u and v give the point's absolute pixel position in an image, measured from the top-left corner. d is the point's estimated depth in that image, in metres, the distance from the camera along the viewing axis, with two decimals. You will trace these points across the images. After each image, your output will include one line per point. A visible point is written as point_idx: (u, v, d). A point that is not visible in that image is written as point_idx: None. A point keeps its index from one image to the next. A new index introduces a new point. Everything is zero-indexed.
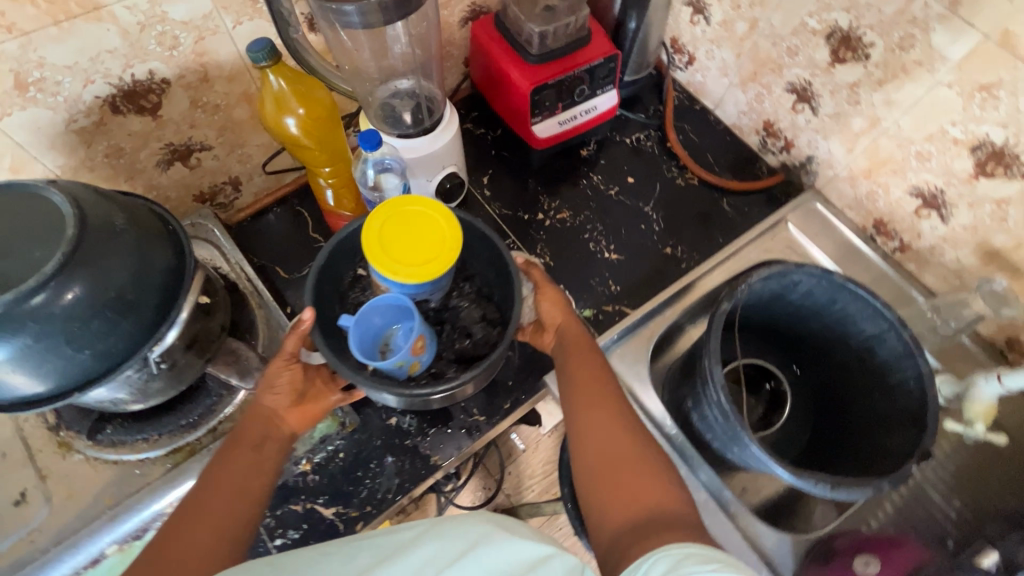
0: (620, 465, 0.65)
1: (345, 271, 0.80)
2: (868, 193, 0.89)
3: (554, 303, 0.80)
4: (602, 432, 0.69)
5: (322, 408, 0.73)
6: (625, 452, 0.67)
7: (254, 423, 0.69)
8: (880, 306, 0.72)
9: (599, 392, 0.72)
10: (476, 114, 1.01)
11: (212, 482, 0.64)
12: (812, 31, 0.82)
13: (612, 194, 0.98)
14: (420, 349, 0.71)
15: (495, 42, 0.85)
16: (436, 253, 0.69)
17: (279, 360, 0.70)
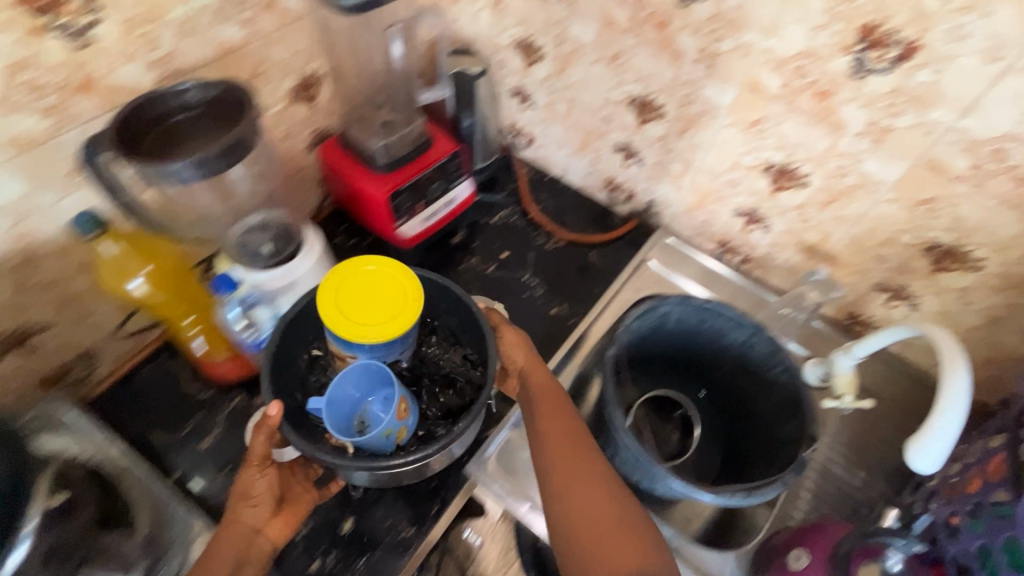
0: (600, 522, 0.67)
1: (299, 352, 0.78)
2: (705, 221, 1.02)
3: (518, 351, 0.81)
4: (580, 487, 0.70)
5: (302, 509, 0.74)
6: (602, 508, 0.68)
7: (223, 543, 0.66)
8: (738, 316, 0.82)
9: (572, 442, 0.73)
10: (345, 227, 1.02)
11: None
12: (617, 101, 0.96)
13: (490, 271, 1.04)
14: (404, 413, 0.71)
15: (344, 161, 0.90)
16: (399, 309, 0.71)
17: (252, 466, 0.68)
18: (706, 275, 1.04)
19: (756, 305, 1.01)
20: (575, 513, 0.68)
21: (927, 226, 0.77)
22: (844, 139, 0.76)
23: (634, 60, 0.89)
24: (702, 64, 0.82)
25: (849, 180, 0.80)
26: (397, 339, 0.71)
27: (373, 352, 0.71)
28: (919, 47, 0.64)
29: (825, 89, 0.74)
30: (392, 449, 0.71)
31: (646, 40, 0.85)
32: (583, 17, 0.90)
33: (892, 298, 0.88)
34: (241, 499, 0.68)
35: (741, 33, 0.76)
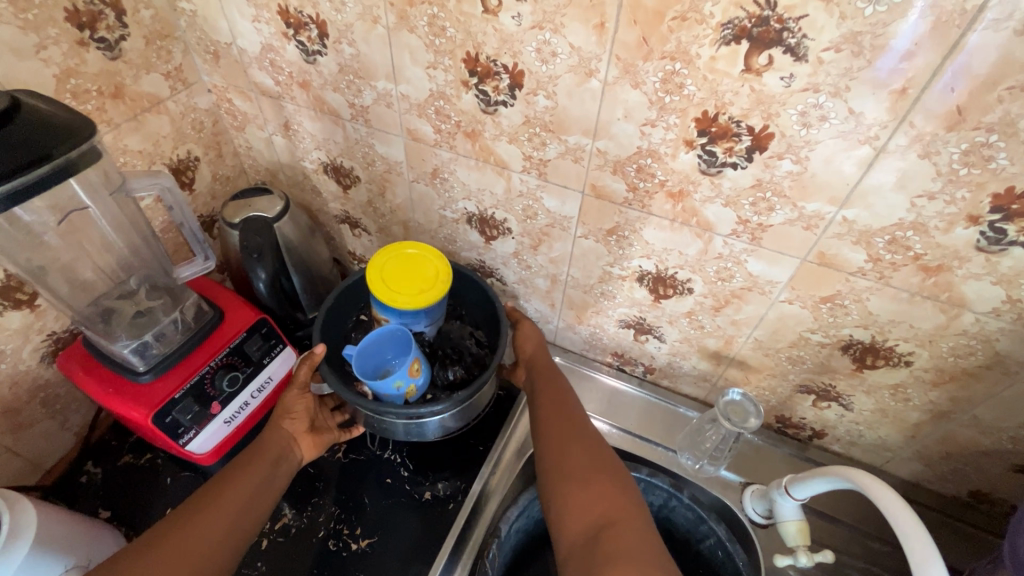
0: (588, 471, 0.62)
1: (348, 317, 0.78)
2: (591, 335, 0.84)
3: (525, 336, 0.79)
4: (567, 441, 0.65)
5: (326, 441, 0.72)
6: (588, 459, 0.63)
7: (261, 444, 0.65)
8: (649, 476, 0.67)
9: (564, 403, 0.70)
10: (136, 437, 0.77)
11: (207, 496, 0.58)
12: (454, 220, 0.79)
13: (341, 456, 0.78)
14: (417, 373, 0.65)
15: (88, 373, 0.66)
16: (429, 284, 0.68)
17: (294, 388, 0.70)
18: (608, 397, 0.86)
19: (674, 424, 0.83)
20: (559, 463, 0.63)
21: (838, 324, 0.62)
22: (717, 240, 0.61)
23: (456, 175, 0.72)
24: (533, 173, 0.66)
25: (736, 283, 0.64)
26: (424, 310, 0.68)
27: (402, 318, 0.68)
28: (770, 135, 0.50)
29: (677, 190, 0.59)
30: (403, 403, 0.66)
31: (462, 152, 0.68)
32: (384, 134, 0.72)
33: (819, 399, 0.72)
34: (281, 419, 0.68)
35: (563, 137, 0.60)
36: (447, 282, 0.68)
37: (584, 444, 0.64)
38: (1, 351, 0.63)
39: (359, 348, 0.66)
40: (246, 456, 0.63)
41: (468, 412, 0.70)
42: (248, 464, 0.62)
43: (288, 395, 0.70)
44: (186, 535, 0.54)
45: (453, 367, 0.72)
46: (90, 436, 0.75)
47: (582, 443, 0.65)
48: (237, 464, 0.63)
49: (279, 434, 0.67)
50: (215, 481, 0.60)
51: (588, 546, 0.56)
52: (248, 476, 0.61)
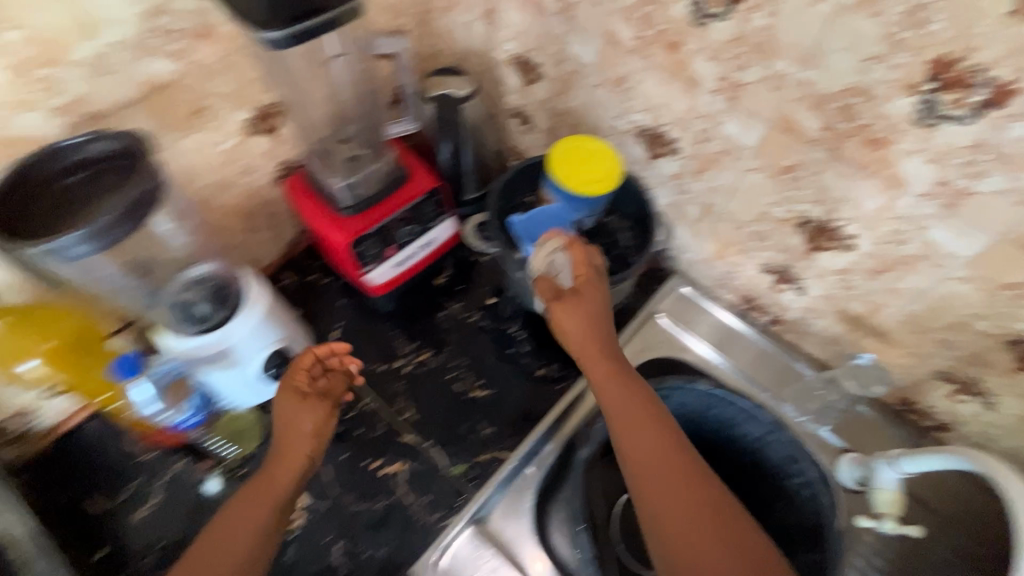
0: (715, 565, 0.54)
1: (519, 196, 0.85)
2: (726, 273, 0.85)
3: (575, 321, 0.67)
4: (686, 517, 0.56)
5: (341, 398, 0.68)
6: (713, 542, 0.55)
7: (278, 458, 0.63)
8: (754, 409, 0.67)
9: (656, 466, 0.59)
10: (321, 263, 0.95)
11: (226, 529, 0.58)
12: (624, 131, 0.81)
13: (475, 320, 0.90)
14: None
15: (306, 198, 0.81)
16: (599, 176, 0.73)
17: (313, 406, 0.65)
18: (724, 336, 0.88)
19: (784, 376, 0.84)
20: (681, 548, 0.55)
21: (1012, 315, 0.59)
22: (903, 199, 0.59)
23: (642, 85, 0.74)
24: (723, 95, 0.66)
25: (909, 248, 0.62)
26: (588, 201, 0.74)
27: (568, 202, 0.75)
28: (1015, 91, 0.47)
29: (878, 137, 0.57)
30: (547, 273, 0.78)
31: (656, 63, 0.70)
32: (582, 33, 0.75)
33: (957, 390, 0.69)
34: (293, 429, 0.64)
35: (769, 61, 0.59)
36: (614, 181, 0.72)
37: (709, 520, 0.56)
38: (252, 166, 0.80)
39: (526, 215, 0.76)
40: (251, 495, 0.60)
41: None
42: (248, 511, 0.59)
43: (308, 414, 0.64)
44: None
45: None
46: (293, 253, 0.94)
47: (702, 517, 0.56)
48: (254, 484, 0.61)
49: (294, 441, 0.64)
50: (218, 522, 0.59)
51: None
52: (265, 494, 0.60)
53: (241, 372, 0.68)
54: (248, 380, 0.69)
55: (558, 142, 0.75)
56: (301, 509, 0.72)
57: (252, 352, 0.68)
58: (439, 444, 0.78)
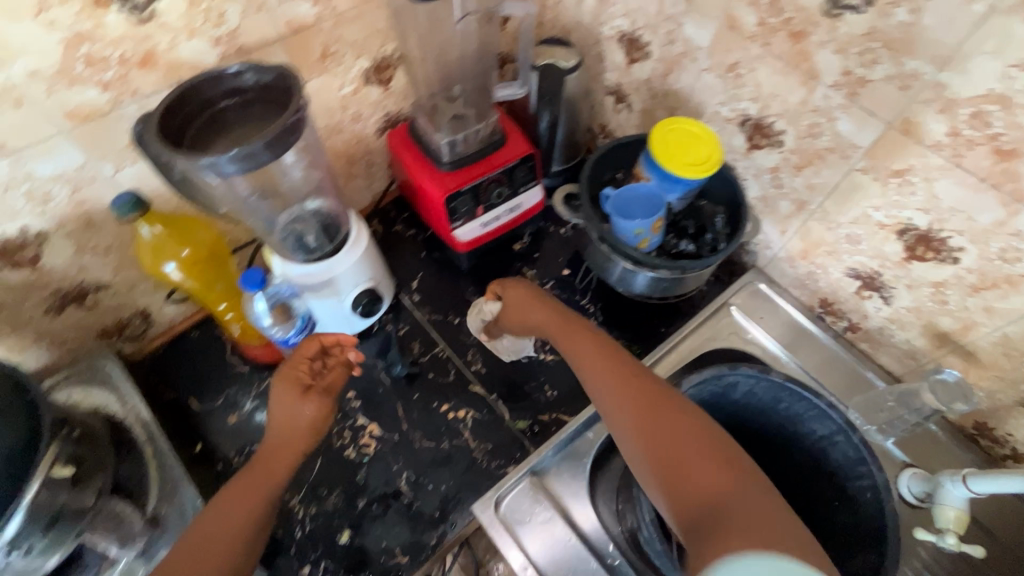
0: (679, 450, 0.52)
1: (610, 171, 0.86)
2: (808, 274, 0.85)
3: (524, 301, 0.77)
4: (652, 410, 0.56)
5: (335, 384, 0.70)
6: (675, 427, 0.54)
7: (271, 454, 0.64)
8: (826, 406, 0.66)
9: (626, 376, 0.61)
10: (407, 215, 0.99)
11: (216, 520, 0.57)
12: (726, 119, 0.81)
13: (549, 288, 0.93)
14: (656, 230, 0.76)
15: (407, 150, 0.85)
16: (699, 160, 0.73)
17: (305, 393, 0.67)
18: (795, 337, 0.88)
19: (853, 383, 0.83)
20: (648, 440, 0.54)
21: None
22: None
23: (755, 74, 0.73)
24: (843, 90, 0.65)
25: (1019, 268, 0.60)
26: (684, 182, 0.74)
27: (662, 183, 0.76)
28: None
29: (1010, 148, 0.55)
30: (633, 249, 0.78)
31: (775, 52, 0.69)
32: (701, 15, 0.75)
33: None
34: (292, 424, 0.66)
35: (901, 59, 0.58)
36: (714, 165, 0.72)
37: (668, 414, 0.55)
38: (362, 114, 0.84)
39: (620, 191, 0.77)
40: (252, 472, 0.62)
41: (676, 285, 0.82)
42: (246, 488, 0.60)
43: (302, 407, 0.66)
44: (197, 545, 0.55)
45: (685, 240, 0.80)
46: (381, 202, 0.99)
47: (659, 410, 0.56)
48: (241, 479, 0.61)
49: (290, 435, 0.65)
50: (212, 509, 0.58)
51: (705, 538, 0.44)
52: (258, 486, 0.61)
53: (338, 302, 0.74)
54: (342, 311, 0.75)
55: (659, 123, 0.76)
56: (374, 437, 0.78)
57: (349, 285, 0.74)
58: (503, 398, 0.82)
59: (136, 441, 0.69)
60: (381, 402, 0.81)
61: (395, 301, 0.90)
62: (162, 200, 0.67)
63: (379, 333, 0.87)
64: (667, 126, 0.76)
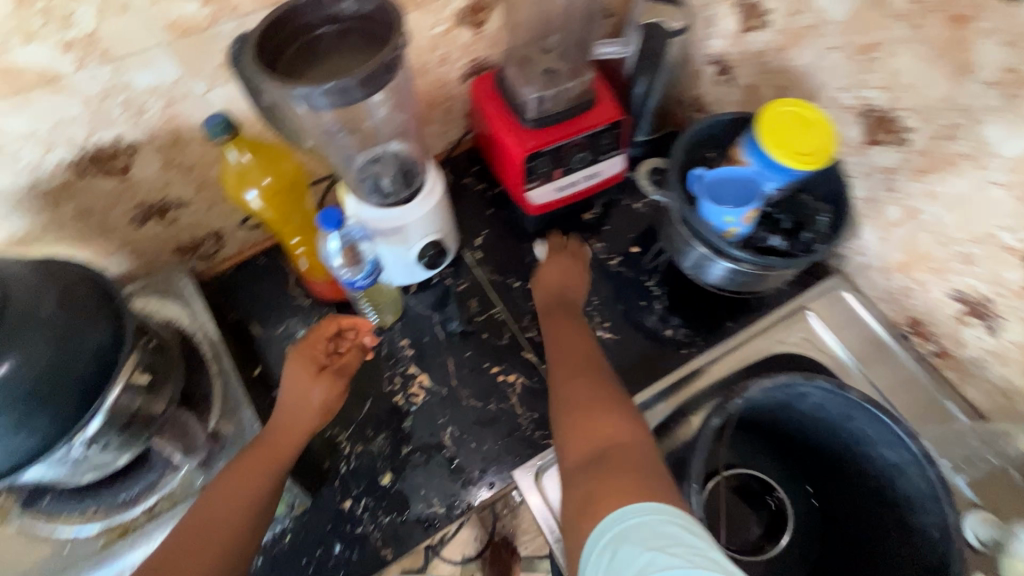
0: (591, 409, 0.59)
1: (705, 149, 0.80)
2: (902, 289, 0.78)
3: (541, 286, 0.80)
4: (572, 377, 0.64)
5: (349, 367, 0.70)
6: (592, 394, 0.61)
7: (278, 434, 0.64)
8: (904, 434, 0.61)
9: (580, 352, 0.68)
10: (477, 169, 0.96)
11: (226, 491, 0.59)
12: (844, 107, 0.73)
13: (615, 265, 0.90)
14: (748, 221, 0.71)
15: (491, 100, 0.81)
16: (810, 148, 0.66)
17: (314, 376, 0.67)
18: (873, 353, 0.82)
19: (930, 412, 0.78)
20: (563, 399, 0.62)
21: None
22: None
23: (894, 59, 0.64)
24: (1002, 90, 0.56)
25: None
26: (789, 172, 0.67)
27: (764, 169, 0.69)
28: None
29: None
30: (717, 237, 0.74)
31: (926, 36, 0.60)
32: None
33: None
34: (301, 405, 0.65)
35: None
36: (826, 156, 0.65)
37: (587, 380, 0.63)
38: (450, 58, 0.80)
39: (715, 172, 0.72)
40: (254, 457, 0.62)
41: (756, 280, 0.77)
42: (249, 472, 0.60)
43: (312, 389, 0.66)
44: (201, 531, 0.56)
45: (776, 234, 0.74)
46: (453, 151, 0.96)
47: (580, 376, 0.64)
48: (252, 454, 0.62)
49: (299, 417, 0.65)
50: (213, 495, 0.59)
51: (586, 486, 0.52)
52: (259, 467, 0.61)
53: (405, 250, 0.73)
54: (407, 260, 0.75)
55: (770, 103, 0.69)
56: (423, 387, 0.78)
57: (418, 234, 0.72)
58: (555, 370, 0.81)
59: (202, 358, 0.72)
60: (433, 354, 0.81)
61: (457, 256, 0.89)
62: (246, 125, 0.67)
63: (438, 286, 0.86)
64: (780, 107, 0.68)
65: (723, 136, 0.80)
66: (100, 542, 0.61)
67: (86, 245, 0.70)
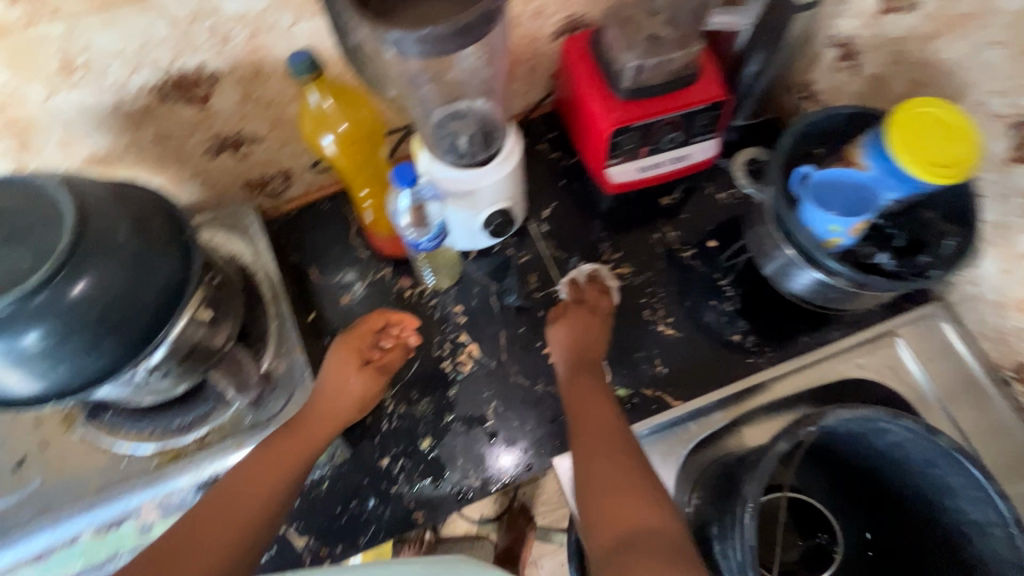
0: (612, 493, 0.54)
1: (813, 143, 0.72)
2: (1017, 330, 0.69)
3: (559, 346, 0.73)
4: (594, 452, 0.59)
5: (392, 363, 0.72)
6: (613, 471, 0.56)
7: (310, 422, 0.64)
8: (994, 493, 0.54)
9: (599, 417, 0.62)
10: (555, 135, 0.91)
11: (240, 488, 0.57)
12: (995, 114, 0.62)
13: (687, 257, 0.84)
14: (851, 232, 0.64)
15: (583, 63, 0.74)
16: (945, 159, 0.57)
17: (355, 370, 0.69)
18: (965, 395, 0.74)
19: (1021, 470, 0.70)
20: (586, 476, 0.57)
21: None
22: None
23: None
24: None
25: None
26: (912, 184, 0.59)
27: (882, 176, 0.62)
28: None
29: None
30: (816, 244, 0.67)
31: None
32: None
33: None
34: (341, 395, 0.67)
35: None
36: (961, 171, 0.56)
37: (612, 454, 0.58)
38: (545, 11, 0.73)
39: (824, 172, 0.65)
40: (270, 450, 0.61)
41: (846, 298, 0.70)
42: (268, 470, 0.59)
43: (355, 381, 0.68)
44: (212, 524, 0.54)
45: (884, 251, 0.66)
46: (532, 113, 0.90)
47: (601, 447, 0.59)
48: (277, 445, 0.61)
49: (337, 405, 0.66)
50: (225, 491, 0.57)
51: None
52: (281, 462, 0.60)
53: (472, 216, 0.70)
54: (472, 225, 0.72)
55: (909, 101, 0.59)
56: (472, 357, 0.77)
57: (488, 202, 0.69)
58: (609, 359, 0.78)
59: (262, 298, 0.72)
60: (486, 324, 0.79)
61: (522, 226, 0.85)
62: (328, 64, 0.64)
63: (499, 255, 0.83)
64: (918, 107, 0.59)
65: (839, 131, 0.71)
66: (154, 463, 0.63)
67: (162, 170, 0.70)
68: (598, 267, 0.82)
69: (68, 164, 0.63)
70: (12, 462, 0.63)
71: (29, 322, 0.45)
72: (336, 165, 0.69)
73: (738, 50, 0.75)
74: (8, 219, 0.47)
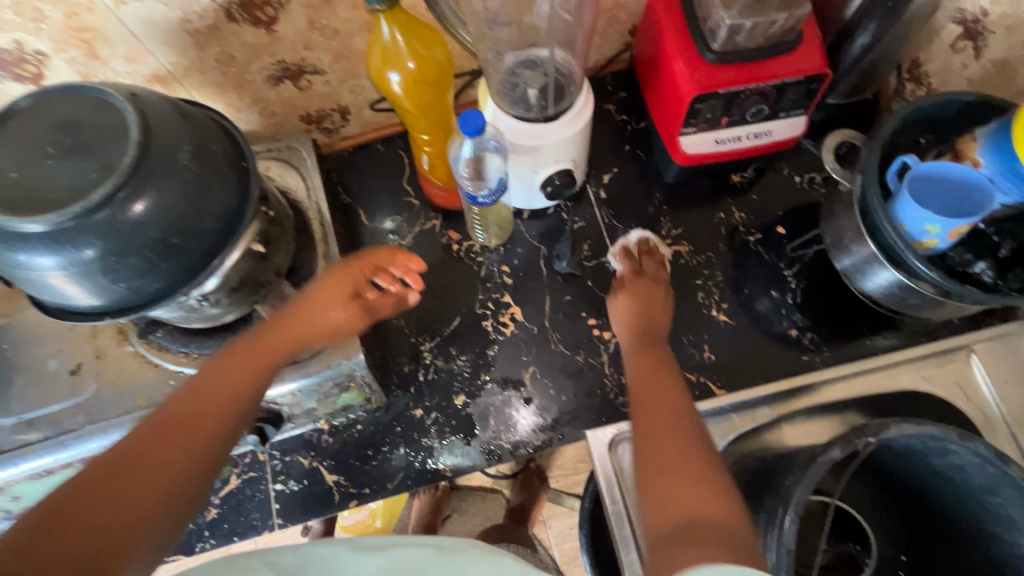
0: (667, 466, 0.47)
1: (915, 132, 0.65)
2: None
3: (619, 318, 0.67)
4: (646, 427, 0.51)
5: (382, 306, 0.63)
6: (670, 444, 0.48)
7: (286, 333, 0.56)
8: None
9: (655, 386, 0.55)
10: (625, 96, 0.85)
11: (203, 391, 0.49)
12: None
13: (750, 241, 0.79)
14: (951, 234, 0.58)
15: (671, 18, 0.68)
16: None
17: (338, 303, 0.59)
18: None
19: None
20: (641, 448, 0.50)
21: None
22: None
23: None
24: None
25: None
26: None
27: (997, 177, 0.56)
28: None
29: None
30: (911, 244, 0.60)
31: None
32: None
33: None
34: (316, 322, 0.58)
35: None
36: None
37: (667, 431, 0.50)
38: None
39: (931, 165, 0.59)
40: (242, 354, 0.53)
41: (925, 305, 0.64)
42: (240, 378, 0.51)
43: (336, 313, 0.59)
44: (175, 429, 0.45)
45: (982, 262, 0.60)
46: (603, 70, 0.85)
47: (662, 426, 0.51)
48: (243, 353, 0.53)
49: (307, 329, 0.58)
50: (193, 396, 0.48)
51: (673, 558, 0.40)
52: (249, 369, 0.52)
53: (532, 174, 0.67)
54: (531, 183, 0.68)
55: None
56: (514, 320, 0.75)
57: (552, 160, 0.65)
58: None
59: (310, 235, 0.71)
60: (532, 288, 0.77)
61: (579, 190, 0.81)
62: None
63: (553, 217, 0.80)
64: None
65: (948, 120, 0.64)
66: None
67: (223, 94, 0.68)
68: (648, 234, 0.77)
69: (132, 78, 0.62)
70: (69, 366, 0.65)
71: (89, 236, 0.44)
72: (398, 105, 0.65)
73: (848, 18, 0.67)
74: (75, 130, 0.47)
